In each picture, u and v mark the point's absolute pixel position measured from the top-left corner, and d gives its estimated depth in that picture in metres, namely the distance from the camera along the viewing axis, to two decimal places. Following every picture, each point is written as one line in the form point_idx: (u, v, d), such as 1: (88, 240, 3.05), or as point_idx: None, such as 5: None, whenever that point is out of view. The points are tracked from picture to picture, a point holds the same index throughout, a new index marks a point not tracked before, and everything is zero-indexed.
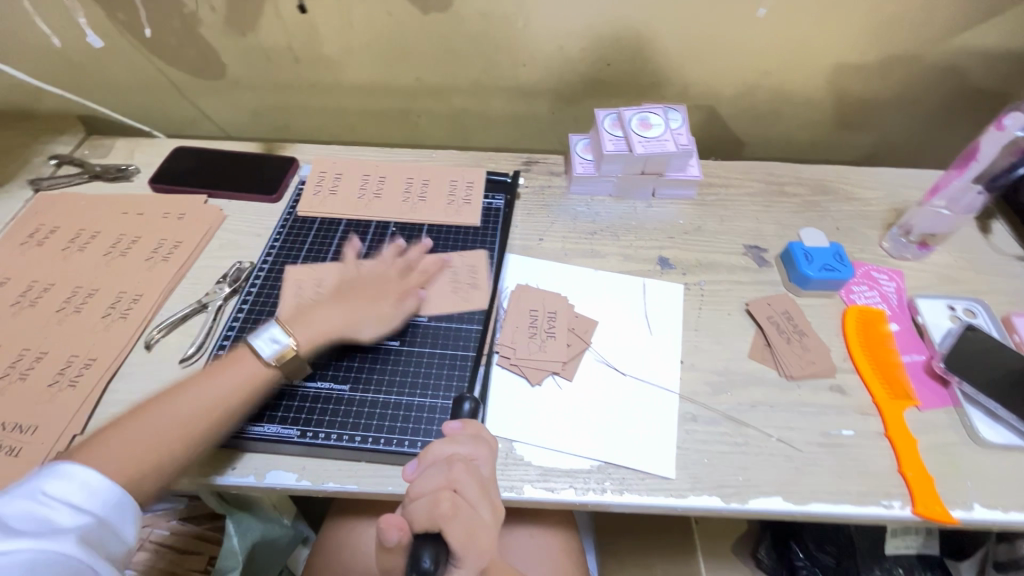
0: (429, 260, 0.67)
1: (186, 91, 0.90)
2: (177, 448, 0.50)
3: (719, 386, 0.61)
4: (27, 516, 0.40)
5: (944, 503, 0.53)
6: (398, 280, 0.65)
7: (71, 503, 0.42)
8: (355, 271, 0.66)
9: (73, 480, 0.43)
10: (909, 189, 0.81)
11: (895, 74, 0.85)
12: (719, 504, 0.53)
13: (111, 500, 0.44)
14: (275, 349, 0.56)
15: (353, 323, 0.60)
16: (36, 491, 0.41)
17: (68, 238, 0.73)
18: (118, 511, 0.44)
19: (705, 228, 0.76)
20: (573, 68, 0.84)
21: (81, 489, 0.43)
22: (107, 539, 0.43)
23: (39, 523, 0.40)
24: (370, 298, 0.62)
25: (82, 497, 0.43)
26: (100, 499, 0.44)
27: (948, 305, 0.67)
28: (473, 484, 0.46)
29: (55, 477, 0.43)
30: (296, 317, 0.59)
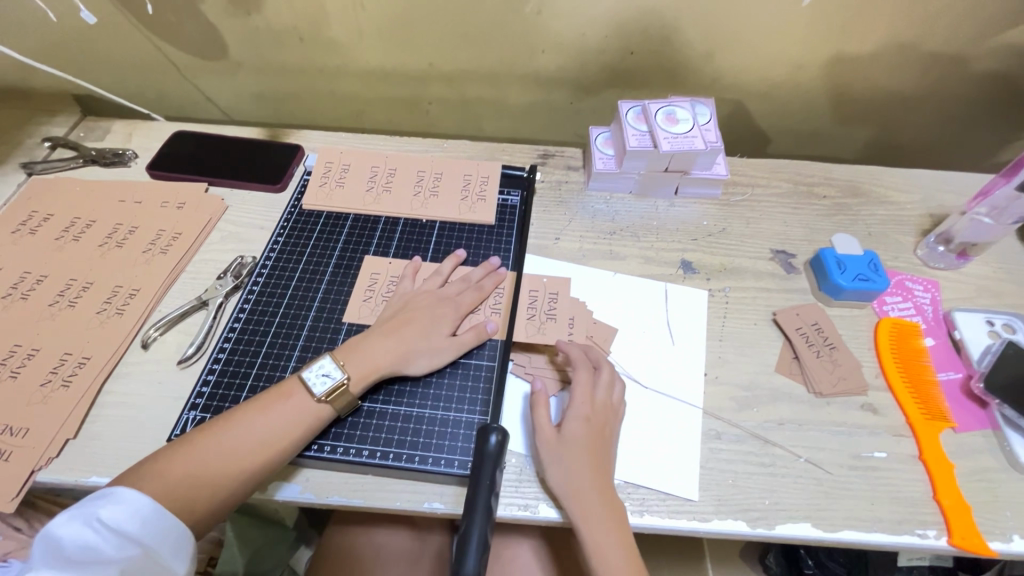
0: (487, 279, 0.63)
1: (187, 72, 0.86)
2: (178, 460, 0.47)
3: (744, 402, 0.58)
4: (79, 545, 0.41)
5: (981, 535, 0.51)
6: (452, 304, 0.60)
7: (120, 533, 0.42)
8: (409, 292, 0.63)
9: (126, 508, 0.43)
10: (946, 193, 0.77)
11: (938, 69, 0.79)
12: (744, 529, 0.51)
13: (160, 530, 0.44)
14: (326, 384, 0.53)
15: (405, 354, 0.56)
16: (91, 517, 0.42)
17: (63, 227, 0.69)
18: (166, 539, 0.44)
19: (730, 230, 0.72)
20: (594, 56, 0.79)
21: (133, 516, 0.43)
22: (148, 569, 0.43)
23: (86, 554, 0.41)
24: (424, 326, 0.58)
25: (131, 527, 0.43)
26: (151, 528, 0.44)
27: (987, 320, 0.63)
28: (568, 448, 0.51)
29: (111, 500, 0.43)
30: (346, 348, 0.56)
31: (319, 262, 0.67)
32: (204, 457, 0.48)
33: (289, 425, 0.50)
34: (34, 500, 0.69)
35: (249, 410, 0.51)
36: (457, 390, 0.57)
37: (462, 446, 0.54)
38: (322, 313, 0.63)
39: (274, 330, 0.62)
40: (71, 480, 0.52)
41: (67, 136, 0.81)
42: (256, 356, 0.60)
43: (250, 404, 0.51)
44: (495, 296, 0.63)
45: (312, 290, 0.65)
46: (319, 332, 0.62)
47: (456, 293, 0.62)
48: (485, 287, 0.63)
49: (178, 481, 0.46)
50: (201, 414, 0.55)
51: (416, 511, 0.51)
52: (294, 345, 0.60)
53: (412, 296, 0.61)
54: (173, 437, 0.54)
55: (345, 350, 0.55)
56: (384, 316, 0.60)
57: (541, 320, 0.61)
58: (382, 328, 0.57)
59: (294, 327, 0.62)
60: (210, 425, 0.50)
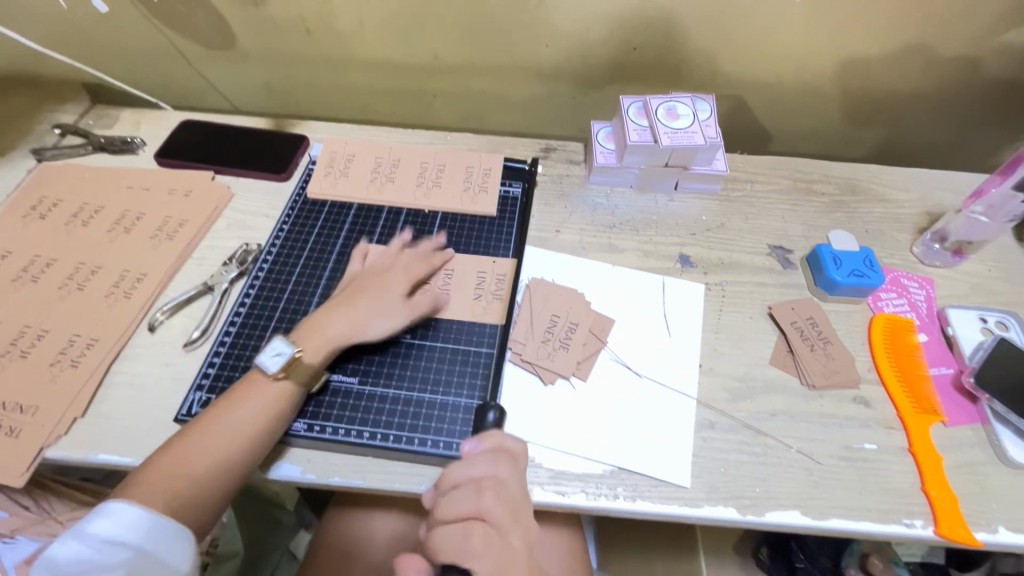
0: (438, 255, 0.65)
1: (195, 62, 0.87)
2: (166, 449, 0.49)
3: (738, 393, 0.59)
4: (75, 559, 0.41)
5: (967, 525, 0.52)
6: (400, 274, 0.62)
7: (115, 539, 0.43)
8: (352, 274, 0.64)
9: (113, 518, 0.43)
10: (944, 193, 0.78)
11: (938, 69, 0.80)
12: (734, 515, 0.52)
13: (154, 534, 0.44)
14: (281, 360, 0.54)
15: (358, 322, 0.57)
16: (83, 532, 0.42)
17: (72, 212, 0.71)
18: (163, 541, 0.45)
19: (728, 225, 0.73)
20: (596, 52, 0.80)
21: (123, 523, 0.43)
22: (152, 571, 0.43)
23: (85, 567, 0.41)
24: (374, 296, 0.59)
25: (123, 530, 0.43)
26: (146, 531, 0.44)
27: (980, 317, 0.64)
28: (504, 508, 0.44)
29: (99, 516, 0.43)
30: (299, 328, 0.57)
31: (323, 249, 0.69)
32: (188, 447, 0.49)
33: (271, 411, 0.52)
34: (41, 480, 0.71)
35: (228, 401, 0.52)
36: (455, 374, 0.58)
37: (461, 430, 0.55)
38: (326, 299, 0.65)
39: (278, 315, 0.63)
40: (79, 456, 0.53)
41: (76, 123, 0.82)
42: (260, 340, 0.61)
43: (227, 394, 0.53)
44: (482, 281, 0.65)
45: (316, 276, 0.66)
46: None
47: (407, 266, 0.63)
48: (433, 261, 0.65)
49: (163, 469, 0.48)
50: (206, 396, 0.57)
51: (413, 492, 0.53)
52: None
53: (361, 273, 0.63)
54: (179, 417, 0.55)
55: (300, 330, 0.57)
56: (336, 293, 0.62)
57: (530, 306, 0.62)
58: (333, 303, 0.59)
59: (298, 313, 0.63)
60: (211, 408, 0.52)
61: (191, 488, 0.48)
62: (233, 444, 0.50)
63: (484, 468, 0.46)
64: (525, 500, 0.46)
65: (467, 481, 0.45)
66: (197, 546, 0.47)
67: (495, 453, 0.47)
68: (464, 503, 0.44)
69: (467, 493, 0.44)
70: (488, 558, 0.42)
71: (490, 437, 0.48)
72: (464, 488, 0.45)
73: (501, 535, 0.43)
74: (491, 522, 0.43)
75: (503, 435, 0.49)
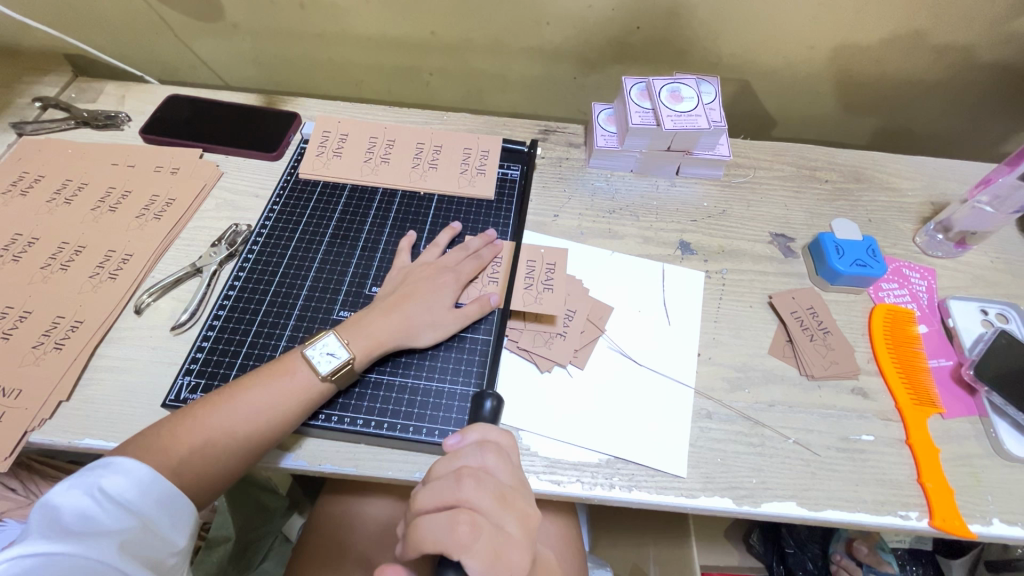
0: (488, 252, 0.63)
1: (183, 34, 0.84)
2: (174, 425, 0.48)
3: (737, 383, 0.58)
4: (79, 514, 0.40)
5: (962, 518, 0.52)
6: (453, 273, 0.60)
7: (122, 500, 0.42)
8: (401, 270, 0.62)
9: (127, 476, 0.43)
10: (949, 182, 0.77)
11: (947, 55, 0.78)
12: (730, 506, 0.51)
13: (158, 499, 0.44)
14: (331, 363, 0.52)
15: (410, 328, 0.56)
16: (93, 486, 0.41)
17: (54, 189, 0.68)
18: (166, 509, 0.44)
19: (731, 212, 0.72)
20: (599, 30, 0.77)
21: (133, 485, 0.43)
22: (150, 539, 0.42)
23: (86, 524, 0.40)
24: (427, 298, 0.58)
25: (132, 491, 0.42)
26: (149, 497, 0.43)
27: (981, 309, 0.64)
28: (490, 495, 0.41)
29: (111, 470, 0.43)
30: (347, 326, 0.55)
31: (315, 231, 0.67)
32: (199, 429, 0.48)
33: (286, 401, 0.50)
34: (29, 463, 0.70)
35: (250, 383, 0.51)
36: (452, 362, 0.57)
37: (456, 418, 0.54)
38: (319, 282, 0.63)
39: (270, 298, 0.61)
40: (64, 441, 0.52)
41: (59, 96, 0.79)
42: (251, 324, 0.59)
43: (249, 379, 0.51)
44: (494, 267, 0.63)
45: (308, 259, 0.64)
46: (315, 302, 0.61)
47: (456, 263, 0.62)
48: (484, 258, 0.62)
49: (176, 448, 0.46)
50: (196, 381, 0.55)
51: (407, 480, 0.52)
52: (290, 314, 0.60)
53: (412, 269, 0.61)
54: (167, 402, 0.54)
55: (348, 328, 0.55)
56: (387, 290, 0.60)
57: (538, 290, 0.60)
58: (385, 303, 0.57)
59: (290, 295, 0.62)
60: (213, 396, 0.50)
61: (196, 472, 0.47)
62: (246, 430, 0.49)
63: (467, 458, 0.43)
64: (518, 492, 0.43)
65: (449, 472, 0.42)
66: (191, 520, 0.46)
67: (482, 444, 0.45)
68: (447, 492, 0.41)
69: (451, 482, 0.41)
70: (478, 551, 0.38)
71: (474, 431, 0.46)
72: (444, 478, 0.42)
73: (492, 525, 0.40)
74: (476, 509, 0.40)
75: (488, 428, 0.47)
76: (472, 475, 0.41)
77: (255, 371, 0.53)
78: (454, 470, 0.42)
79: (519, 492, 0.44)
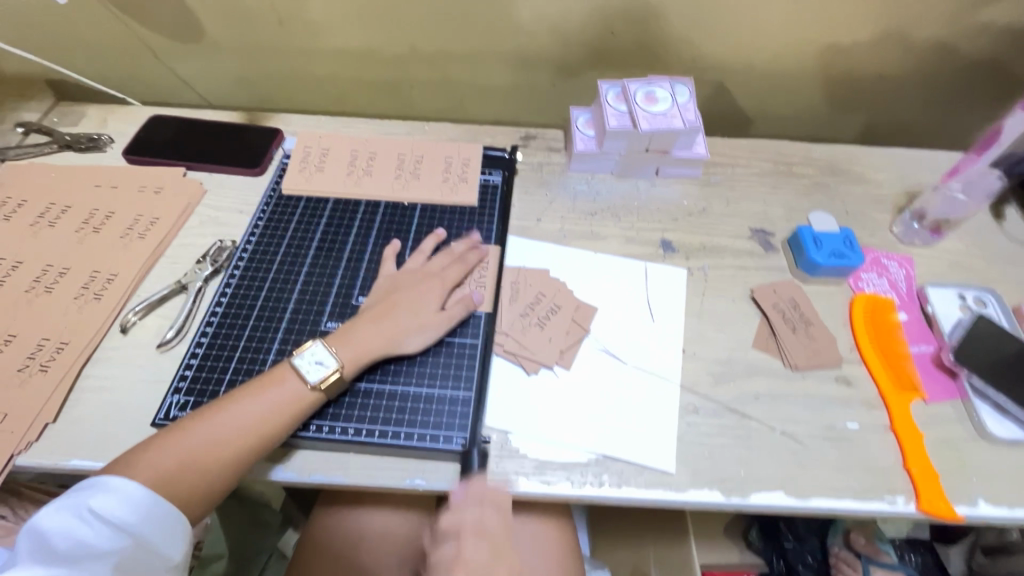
0: (471, 253, 0.64)
1: (164, 56, 0.85)
2: (162, 438, 0.48)
3: (721, 377, 0.59)
4: (68, 538, 0.42)
5: (949, 500, 0.52)
6: (438, 278, 0.61)
7: (110, 522, 0.43)
8: (389, 279, 0.62)
9: (116, 497, 0.44)
10: (923, 172, 0.78)
11: (914, 49, 0.80)
12: (719, 499, 0.52)
13: (150, 518, 0.45)
14: (320, 372, 0.53)
15: (397, 335, 0.56)
16: (82, 508, 0.43)
17: (37, 213, 0.68)
18: (158, 527, 0.45)
19: (710, 210, 0.73)
20: (574, 37, 0.79)
21: (123, 504, 0.44)
22: (142, 557, 0.45)
23: (76, 543, 0.42)
24: (413, 306, 0.58)
25: (121, 512, 0.44)
26: (140, 517, 0.44)
27: (958, 294, 0.65)
28: (484, 555, 0.51)
29: (101, 490, 0.44)
30: (336, 335, 0.55)
31: (301, 244, 0.67)
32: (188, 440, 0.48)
33: (278, 410, 0.50)
34: (18, 489, 0.69)
35: (241, 395, 0.51)
36: (441, 367, 0.57)
37: (447, 422, 0.54)
38: (305, 294, 0.63)
39: (257, 312, 0.62)
40: (51, 463, 0.52)
41: (41, 121, 0.80)
42: (239, 339, 0.60)
43: (242, 390, 0.51)
44: (479, 268, 0.64)
45: (294, 271, 0.65)
46: (303, 314, 0.62)
47: (441, 268, 0.62)
48: (469, 260, 0.63)
49: (165, 460, 0.46)
50: (185, 398, 0.55)
51: (399, 487, 0.52)
52: (278, 327, 0.61)
53: (396, 278, 0.62)
54: (156, 421, 0.54)
55: (335, 337, 0.55)
56: (372, 301, 0.60)
57: (534, 319, 0.61)
58: (373, 312, 0.57)
59: (278, 308, 0.62)
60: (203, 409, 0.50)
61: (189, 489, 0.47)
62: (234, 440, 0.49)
63: (469, 514, 0.51)
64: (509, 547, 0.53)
65: (454, 529, 0.51)
66: (187, 530, 0.47)
67: (480, 496, 0.51)
68: (452, 548, 0.52)
69: (452, 542, 0.52)
70: None
71: (474, 480, 0.52)
72: (451, 536, 0.52)
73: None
74: (475, 568, 0.50)
75: (487, 477, 0.52)
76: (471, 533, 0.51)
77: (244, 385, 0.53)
78: (457, 527, 0.51)
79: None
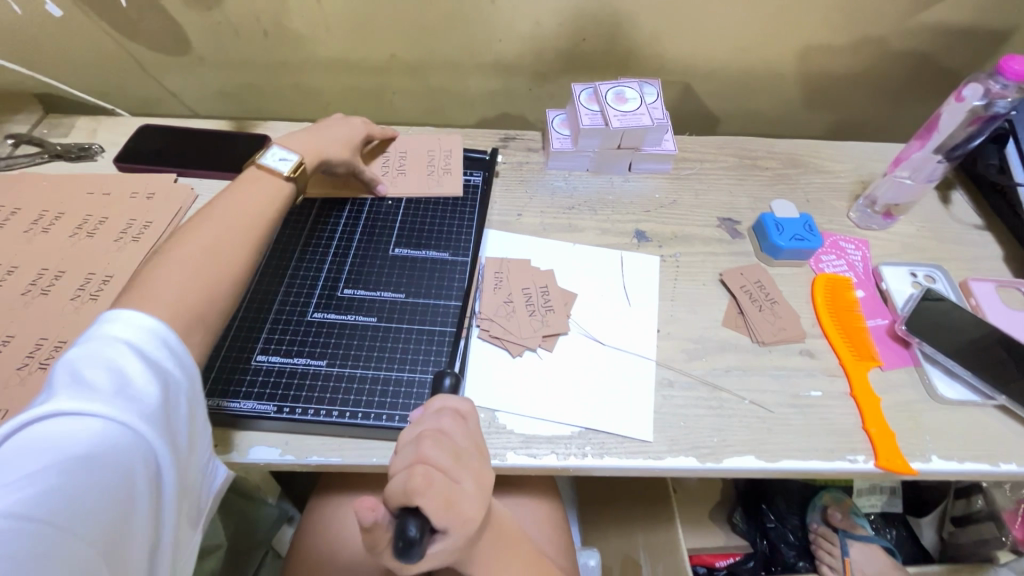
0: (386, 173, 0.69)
1: (152, 68, 0.87)
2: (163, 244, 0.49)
3: (694, 353, 0.63)
4: (105, 369, 0.39)
5: (905, 457, 0.56)
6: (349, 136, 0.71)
7: (138, 352, 0.41)
8: None
9: (135, 330, 0.42)
10: (876, 162, 0.84)
11: (862, 50, 0.87)
12: (694, 464, 0.55)
13: (170, 355, 0.43)
14: None
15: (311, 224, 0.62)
16: (108, 340, 0.41)
17: (31, 219, 0.70)
18: (177, 362, 0.43)
19: (681, 202, 0.78)
20: (548, 43, 0.84)
21: (148, 340, 0.42)
22: (172, 394, 0.42)
23: (127, 385, 0.39)
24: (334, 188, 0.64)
25: (145, 343, 0.42)
26: (162, 351, 0.42)
27: (910, 272, 0.70)
28: (447, 453, 0.40)
29: (117, 324, 0.42)
30: None
31: (288, 242, 0.70)
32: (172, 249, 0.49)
33: None
34: None
35: None
36: (424, 352, 0.60)
37: None
38: (292, 287, 0.65)
39: (243, 304, 0.63)
40: None
41: (31, 133, 0.82)
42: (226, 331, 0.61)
43: None
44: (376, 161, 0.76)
45: (281, 267, 0.67)
46: (289, 305, 0.64)
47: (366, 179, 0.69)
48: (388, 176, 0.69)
49: None
50: None
51: (390, 465, 0.55)
52: (265, 317, 0.62)
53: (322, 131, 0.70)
54: None
55: None
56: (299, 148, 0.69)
57: (507, 304, 0.65)
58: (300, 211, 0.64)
59: (265, 300, 0.64)
60: None
61: None
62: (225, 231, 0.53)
63: (431, 422, 0.44)
64: (475, 454, 0.43)
65: (410, 438, 0.42)
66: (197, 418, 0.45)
67: (441, 410, 0.45)
68: (409, 455, 0.40)
69: (410, 449, 0.41)
70: (436, 505, 0.37)
71: (435, 401, 0.47)
72: (406, 444, 0.41)
73: (449, 477, 0.39)
74: (436, 466, 0.39)
75: (450, 398, 0.47)
76: (432, 435, 0.42)
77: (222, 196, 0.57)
78: (415, 435, 0.42)
79: (479, 455, 0.43)
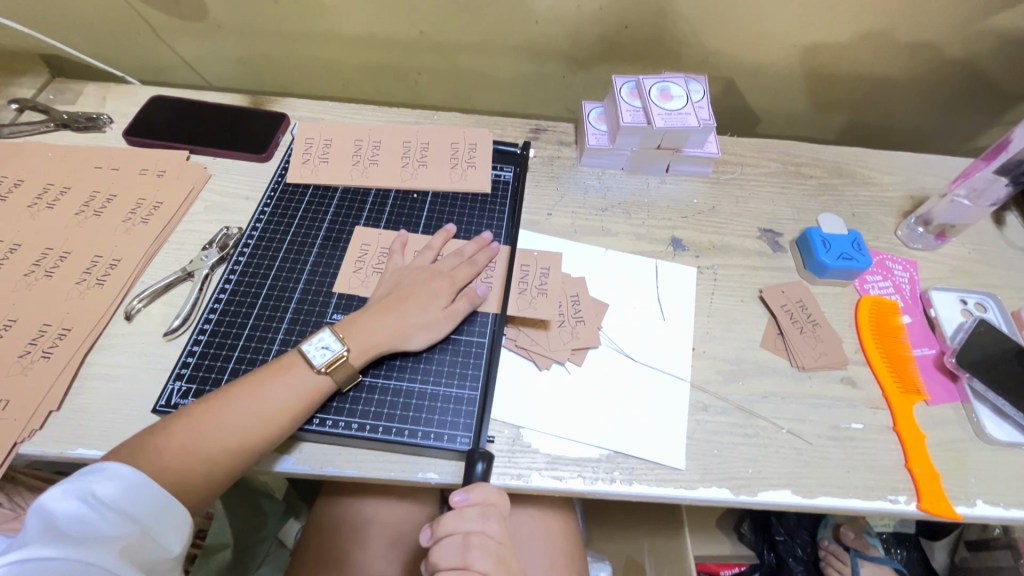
0: (478, 244, 0.63)
1: (164, 35, 0.82)
2: (158, 429, 0.47)
3: (730, 375, 0.60)
4: (73, 519, 0.40)
5: (948, 500, 0.54)
6: (448, 277, 0.60)
7: (115, 507, 0.42)
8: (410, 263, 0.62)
9: (120, 483, 0.42)
10: (928, 176, 0.79)
11: (923, 55, 0.81)
12: (727, 496, 0.53)
13: (154, 507, 0.43)
14: (326, 356, 0.53)
15: (405, 329, 0.56)
16: (85, 491, 0.41)
17: (35, 194, 0.66)
18: (161, 516, 0.44)
19: (720, 208, 0.73)
20: (587, 29, 0.78)
21: (126, 493, 0.42)
22: (145, 545, 0.42)
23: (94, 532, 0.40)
24: (423, 300, 0.57)
25: (127, 500, 0.42)
26: (144, 505, 0.43)
27: (960, 299, 0.66)
28: (489, 561, 0.47)
29: (105, 476, 0.42)
30: (345, 322, 0.55)
31: (307, 234, 0.66)
32: (170, 439, 0.46)
33: (295, 396, 0.50)
34: (14, 475, 0.68)
35: (247, 384, 0.50)
36: (447, 365, 0.57)
37: (453, 420, 0.54)
38: (310, 286, 0.62)
39: (260, 302, 0.61)
40: (55, 451, 0.51)
41: (36, 98, 0.77)
42: (242, 328, 0.59)
43: (249, 378, 0.51)
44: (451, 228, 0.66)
45: (300, 261, 0.64)
46: (309, 306, 0.61)
47: (451, 267, 0.61)
48: (479, 261, 0.62)
49: (165, 458, 0.46)
50: (187, 385, 0.55)
51: (409, 481, 0.52)
52: (281, 317, 0.60)
53: (405, 271, 0.61)
54: (158, 408, 0.53)
55: (344, 324, 0.55)
56: (380, 292, 0.59)
57: (532, 294, 0.61)
58: (382, 303, 0.57)
59: (282, 298, 0.61)
60: (213, 396, 0.50)
61: (205, 475, 0.47)
62: (231, 426, 0.48)
63: (473, 521, 0.48)
64: (509, 548, 0.50)
65: (455, 535, 0.48)
66: (190, 523, 0.46)
67: (483, 506, 0.48)
68: (455, 555, 0.47)
69: (455, 546, 0.47)
70: None
71: (477, 490, 0.48)
72: (452, 541, 0.48)
73: None
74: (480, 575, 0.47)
75: (488, 488, 0.49)
76: (476, 543, 0.47)
77: (242, 377, 0.52)
78: (461, 533, 0.47)
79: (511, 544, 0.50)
